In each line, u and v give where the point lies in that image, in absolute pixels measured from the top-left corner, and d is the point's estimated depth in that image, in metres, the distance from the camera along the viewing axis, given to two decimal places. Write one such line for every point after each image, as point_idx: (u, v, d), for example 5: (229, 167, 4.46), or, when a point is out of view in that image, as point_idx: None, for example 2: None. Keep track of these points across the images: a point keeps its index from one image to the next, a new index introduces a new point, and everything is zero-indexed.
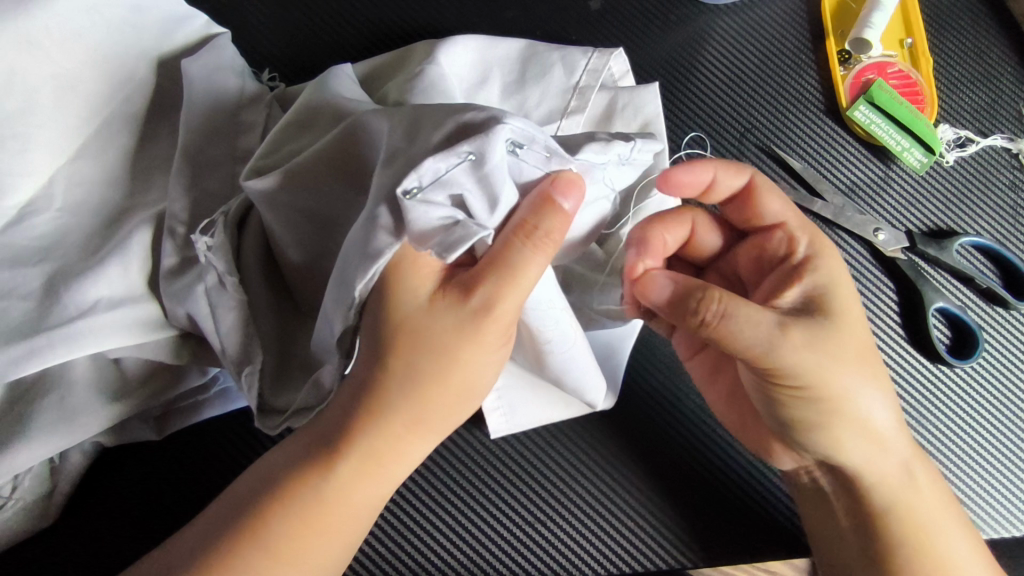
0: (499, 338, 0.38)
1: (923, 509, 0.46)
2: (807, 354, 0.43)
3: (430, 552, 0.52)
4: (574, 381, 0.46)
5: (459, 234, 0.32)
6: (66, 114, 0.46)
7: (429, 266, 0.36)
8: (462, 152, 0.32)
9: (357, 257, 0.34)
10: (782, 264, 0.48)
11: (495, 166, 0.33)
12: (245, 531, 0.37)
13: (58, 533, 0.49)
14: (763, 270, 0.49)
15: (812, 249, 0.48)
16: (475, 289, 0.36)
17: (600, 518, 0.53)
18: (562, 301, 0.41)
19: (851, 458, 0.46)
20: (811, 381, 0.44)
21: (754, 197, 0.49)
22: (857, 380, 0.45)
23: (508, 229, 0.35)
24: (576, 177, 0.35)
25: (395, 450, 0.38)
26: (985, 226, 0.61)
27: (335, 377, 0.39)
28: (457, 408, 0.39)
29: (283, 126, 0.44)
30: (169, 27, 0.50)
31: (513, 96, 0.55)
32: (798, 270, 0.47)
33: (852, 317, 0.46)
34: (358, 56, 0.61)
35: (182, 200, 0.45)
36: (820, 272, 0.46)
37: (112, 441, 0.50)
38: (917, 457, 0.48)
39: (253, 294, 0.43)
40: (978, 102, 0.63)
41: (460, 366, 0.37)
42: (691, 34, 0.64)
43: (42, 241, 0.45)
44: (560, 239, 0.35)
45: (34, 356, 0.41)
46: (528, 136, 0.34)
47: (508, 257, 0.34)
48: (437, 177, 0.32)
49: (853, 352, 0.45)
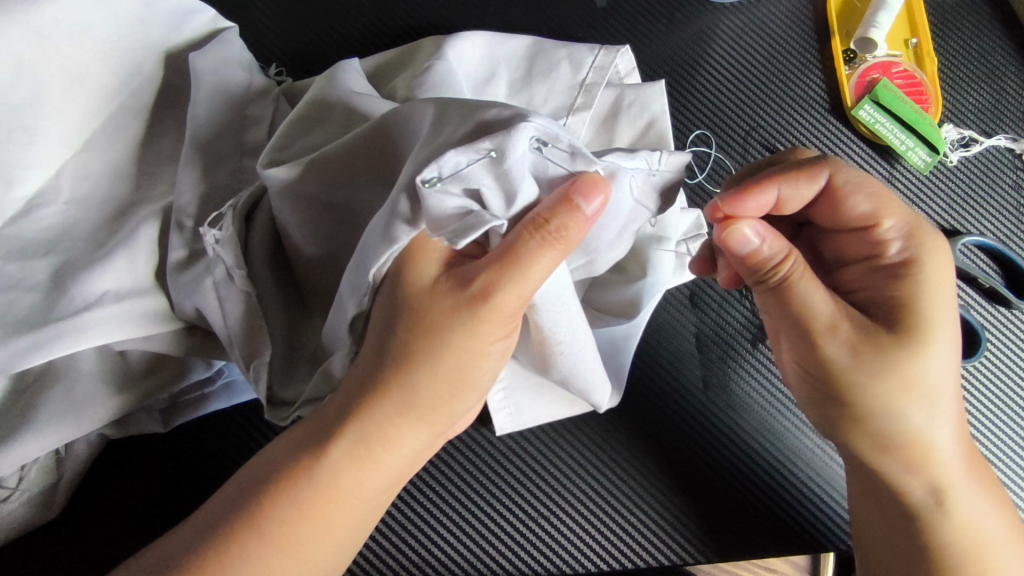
0: (497, 329, 0.37)
1: (957, 524, 0.45)
2: (853, 356, 0.42)
3: (433, 547, 0.53)
4: (578, 379, 0.45)
5: (473, 222, 0.32)
6: (75, 107, 0.46)
7: (436, 249, 0.36)
8: (482, 148, 0.31)
9: (376, 240, 0.34)
10: (869, 262, 0.45)
11: (516, 161, 0.32)
12: (252, 524, 0.36)
13: (62, 525, 0.49)
14: (848, 263, 0.46)
15: (908, 254, 0.43)
16: (476, 276, 0.35)
17: (605, 514, 0.54)
18: (576, 303, 0.41)
19: (887, 467, 0.45)
20: (852, 383, 0.42)
21: (840, 197, 0.44)
22: (913, 399, 0.42)
23: (524, 222, 0.34)
24: (601, 180, 0.34)
25: (383, 435, 0.38)
26: (988, 225, 0.61)
27: (345, 363, 0.41)
28: (453, 397, 0.39)
29: (294, 119, 0.44)
30: (177, 21, 0.50)
31: (519, 93, 0.55)
32: (885, 275, 0.44)
33: (930, 338, 0.42)
34: (364, 52, 0.61)
35: (191, 193, 0.45)
36: (909, 284, 0.43)
37: (117, 434, 0.50)
38: (967, 477, 0.45)
39: (261, 287, 0.43)
40: (983, 103, 0.63)
41: (455, 354, 0.37)
42: (696, 32, 0.64)
43: (51, 233, 0.45)
44: (574, 238, 0.34)
45: (41, 347, 0.41)
46: (551, 135, 0.32)
47: (519, 251, 0.34)
48: (457, 170, 0.32)
49: (916, 373, 0.42)
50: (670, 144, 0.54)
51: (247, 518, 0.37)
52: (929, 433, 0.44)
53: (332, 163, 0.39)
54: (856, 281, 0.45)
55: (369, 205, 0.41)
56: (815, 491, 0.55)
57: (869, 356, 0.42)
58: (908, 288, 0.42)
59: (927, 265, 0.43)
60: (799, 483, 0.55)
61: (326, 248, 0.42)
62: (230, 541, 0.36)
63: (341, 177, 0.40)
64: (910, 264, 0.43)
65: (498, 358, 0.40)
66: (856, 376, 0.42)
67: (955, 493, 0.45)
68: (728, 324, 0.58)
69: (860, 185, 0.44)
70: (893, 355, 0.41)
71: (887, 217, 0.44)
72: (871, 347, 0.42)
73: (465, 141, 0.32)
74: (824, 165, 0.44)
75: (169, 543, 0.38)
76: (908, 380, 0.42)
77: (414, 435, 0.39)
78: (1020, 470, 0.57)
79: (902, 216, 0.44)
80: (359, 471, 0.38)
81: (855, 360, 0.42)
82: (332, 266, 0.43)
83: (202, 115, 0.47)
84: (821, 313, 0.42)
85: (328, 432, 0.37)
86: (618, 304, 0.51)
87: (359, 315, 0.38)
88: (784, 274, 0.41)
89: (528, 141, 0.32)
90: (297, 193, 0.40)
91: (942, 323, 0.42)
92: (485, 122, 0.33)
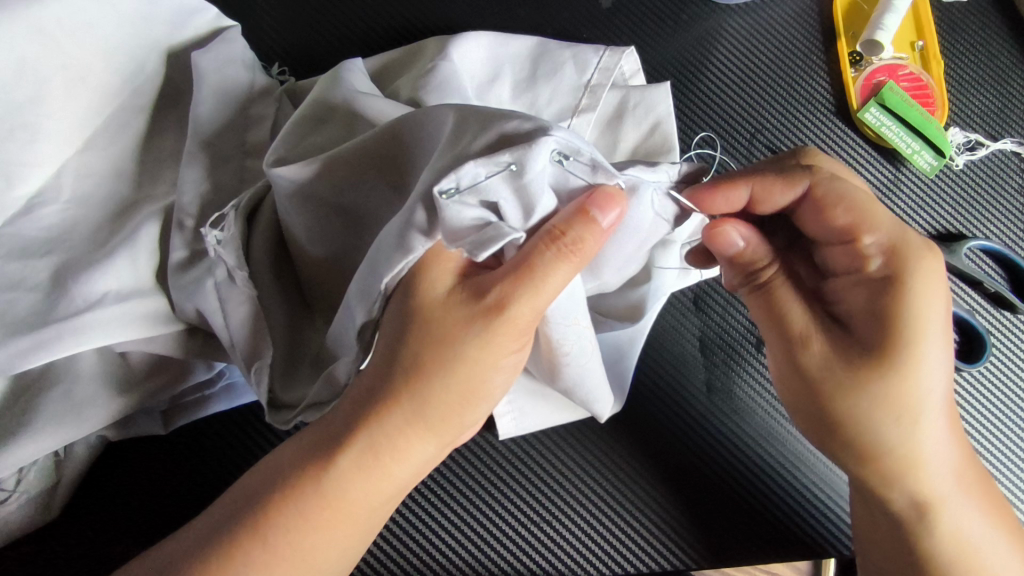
0: (511, 341, 0.37)
1: (954, 537, 0.44)
2: (832, 367, 0.42)
3: (435, 552, 0.52)
4: (586, 390, 0.45)
5: (491, 234, 0.31)
6: (76, 105, 0.46)
7: (451, 259, 0.36)
8: (502, 161, 0.31)
9: (389, 248, 0.34)
10: (850, 276, 0.42)
11: (536, 175, 0.32)
12: (252, 530, 0.36)
13: (61, 528, 0.49)
14: (834, 276, 0.43)
15: (889, 269, 0.41)
16: (492, 287, 0.35)
17: (605, 521, 0.53)
18: (587, 319, 0.41)
19: (890, 483, 0.44)
20: (837, 397, 0.42)
21: (820, 204, 0.42)
22: (888, 418, 0.41)
23: (540, 233, 0.34)
24: (618, 194, 0.34)
25: (393, 446, 0.37)
26: (994, 230, 0.61)
27: (350, 371, 0.40)
28: (465, 409, 0.39)
29: (300, 119, 0.44)
30: (180, 19, 0.50)
31: (524, 94, 0.55)
32: (865, 289, 0.41)
33: (909, 358, 0.40)
34: (367, 51, 0.61)
35: (191, 193, 0.45)
36: (888, 299, 0.40)
37: (117, 436, 0.49)
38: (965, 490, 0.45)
39: (263, 289, 0.42)
40: (988, 106, 0.63)
41: (468, 366, 0.37)
42: (702, 33, 0.63)
43: (51, 233, 0.45)
44: (590, 250, 0.34)
45: (41, 348, 0.40)
46: (573, 149, 0.32)
47: (534, 261, 0.33)
48: (475, 182, 0.31)
49: (892, 395, 0.41)
50: (675, 146, 0.54)
51: (249, 521, 0.36)
52: (931, 448, 0.42)
53: (337, 164, 0.39)
54: (841, 294, 0.43)
55: (374, 205, 0.40)
56: (818, 497, 0.54)
57: (845, 369, 0.41)
58: (888, 303, 0.40)
59: (914, 280, 0.40)
60: (803, 490, 0.55)
61: (329, 249, 0.42)
62: (233, 546, 0.36)
63: (346, 177, 0.40)
64: (892, 278, 0.40)
65: (510, 369, 0.39)
66: (828, 388, 0.42)
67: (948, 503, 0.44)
68: (731, 329, 0.58)
69: (840, 195, 0.41)
70: (862, 370, 0.41)
71: (868, 228, 0.41)
72: (841, 361, 0.41)
73: (473, 144, 0.32)
74: (806, 173, 0.43)
75: (172, 546, 0.38)
76: (879, 396, 0.41)
77: (424, 446, 0.38)
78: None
79: (888, 229, 0.41)
80: (367, 482, 0.37)
81: (827, 371, 0.42)
82: (335, 267, 0.42)
83: (205, 115, 0.46)
84: (795, 318, 0.43)
85: (331, 437, 0.37)
86: (623, 308, 0.50)
87: (367, 323, 0.37)
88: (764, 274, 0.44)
89: (548, 154, 0.32)
90: (302, 193, 0.40)
91: (925, 341, 0.40)
92: (492, 125, 0.32)
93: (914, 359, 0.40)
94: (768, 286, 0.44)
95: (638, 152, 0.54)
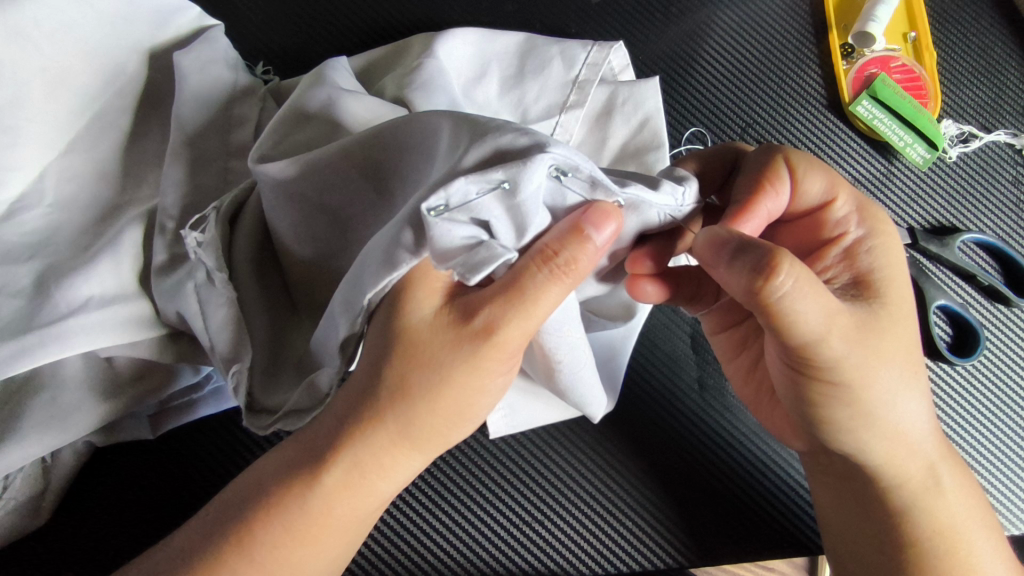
0: (498, 366, 0.36)
1: (943, 511, 0.44)
2: (854, 338, 0.39)
3: (426, 555, 0.52)
4: (581, 395, 0.45)
5: (483, 256, 0.31)
6: (56, 107, 0.45)
7: (437, 280, 0.35)
8: (495, 180, 0.29)
9: (376, 264, 0.33)
10: (830, 246, 0.44)
11: (529, 195, 0.30)
12: (236, 539, 0.36)
13: (49, 534, 0.49)
14: (814, 250, 0.45)
15: (866, 229, 0.44)
16: (480, 311, 0.35)
17: (597, 521, 0.53)
18: (579, 328, 0.41)
19: (873, 457, 0.43)
20: (850, 374, 0.40)
21: (798, 182, 0.44)
22: (899, 382, 0.42)
23: (531, 253, 0.33)
24: (613, 210, 0.33)
25: (379, 462, 0.37)
26: (987, 222, 0.60)
27: (332, 381, 0.38)
28: (450, 428, 0.38)
29: (282, 119, 0.43)
30: (161, 19, 0.49)
31: (512, 92, 0.54)
32: (848, 255, 0.44)
33: (903, 312, 0.42)
34: (353, 48, 0.60)
35: (173, 196, 0.44)
36: (872, 257, 0.43)
37: (104, 440, 0.49)
38: (942, 458, 0.45)
39: (245, 291, 0.42)
40: (981, 97, 0.62)
41: (453, 389, 0.36)
42: (691, 27, 0.63)
43: (32, 238, 0.44)
44: (583, 269, 0.33)
45: (22, 356, 0.39)
46: (572, 166, 0.31)
47: (524, 282, 0.33)
48: (465, 200, 0.30)
49: (896, 344, 0.41)
50: (665, 142, 0.52)
51: (234, 533, 0.36)
52: (908, 418, 0.43)
53: (319, 167, 0.39)
54: (833, 266, 0.44)
55: (361, 204, 0.39)
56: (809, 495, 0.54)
57: (865, 336, 0.40)
58: (876, 258, 0.43)
59: (883, 230, 0.44)
60: (796, 488, 0.54)
61: (315, 251, 0.41)
62: (219, 556, 0.36)
63: (328, 181, 0.39)
64: (869, 231, 0.44)
65: (497, 391, 0.39)
66: (854, 361, 0.40)
67: (928, 495, 0.44)
68: None
69: (814, 165, 0.45)
70: (869, 321, 0.40)
71: (839, 195, 0.45)
72: (856, 331, 0.39)
73: (462, 155, 0.31)
74: (778, 158, 0.44)
75: (159, 556, 0.38)
76: (890, 356, 0.41)
77: (412, 459, 0.38)
78: (1017, 469, 0.56)
79: (851, 194, 0.45)
80: (354, 498, 0.37)
81: (847, 346, 0.39)
82: (320, 269, 0.42)
83: (188, 115, 0.46)
84: (824, 314, 0.38)
85: (317, 447, 0.37)
86: (616, 308, 0.49)
87: (350, 337, 0.36)
88: (790, 281, 0.36)
89: (545, 171, 0.30)
90: (288, 194, 0.40)
91: (901, 286, 0.43)
92: (476, 128, 0.32)
93: (905, 306, 0.42)
94: (790, 288, 0.36)
95: (625, 149, 0.53)
